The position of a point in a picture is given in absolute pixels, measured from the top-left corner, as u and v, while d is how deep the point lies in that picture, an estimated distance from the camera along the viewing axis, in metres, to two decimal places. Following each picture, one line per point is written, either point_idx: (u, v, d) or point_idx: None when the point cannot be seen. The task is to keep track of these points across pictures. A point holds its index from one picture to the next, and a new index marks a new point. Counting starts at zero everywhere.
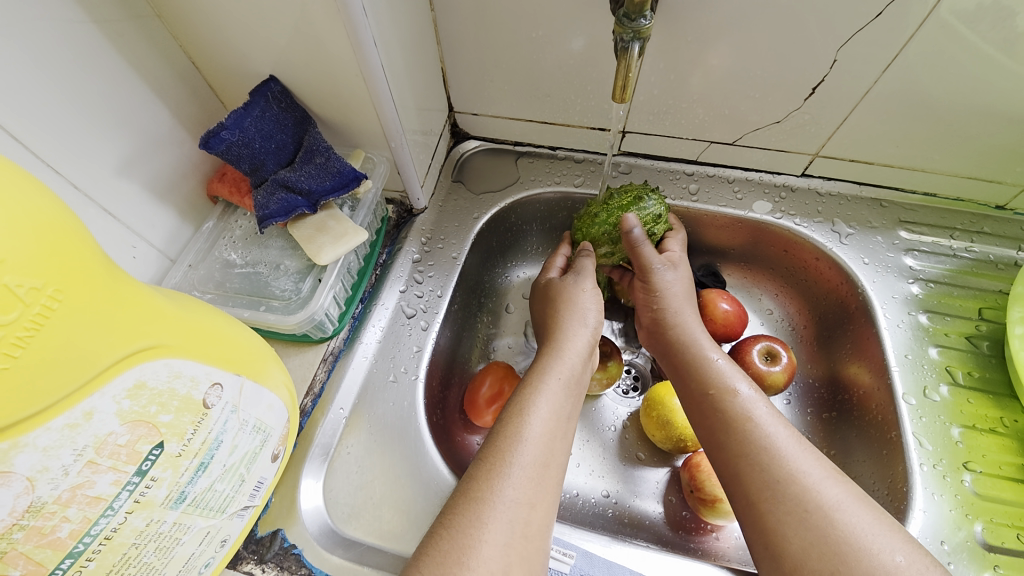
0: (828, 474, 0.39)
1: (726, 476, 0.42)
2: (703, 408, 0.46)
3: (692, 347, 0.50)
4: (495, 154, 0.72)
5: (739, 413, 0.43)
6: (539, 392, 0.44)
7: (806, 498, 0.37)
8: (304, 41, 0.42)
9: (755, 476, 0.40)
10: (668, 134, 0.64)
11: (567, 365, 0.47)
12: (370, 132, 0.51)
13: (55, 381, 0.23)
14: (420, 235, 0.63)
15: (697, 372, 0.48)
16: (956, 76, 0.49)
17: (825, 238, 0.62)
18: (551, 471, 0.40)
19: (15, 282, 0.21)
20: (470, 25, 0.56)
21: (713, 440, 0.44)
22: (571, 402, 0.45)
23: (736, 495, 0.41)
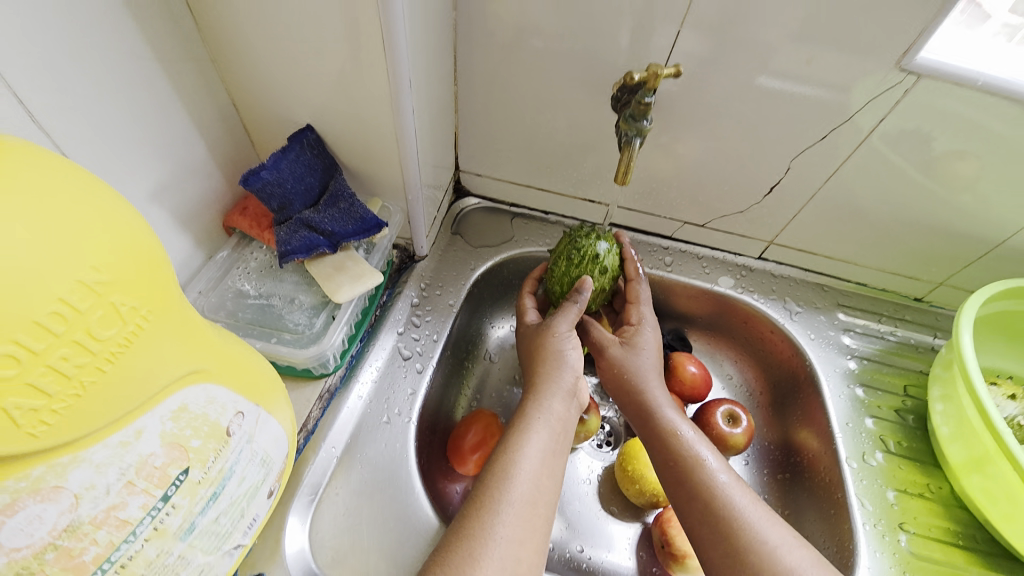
0: (787, 539, 0.43)
1: (694, 543, 0.46)
2: (671, 479, 0.49)
3: (660, 418, 0.52)
4: (493, 213, 0.78)
5: (704, 485, 0.47)
6: (526, 438, 0.45)
7: (766, 566, 0.41)
8: (354, 101, 0.47)
9: (721, 544, 0.44)
10: (649, 212, 0.73)
11: (553, 405, 0.48)
12: (391, 183, 0.55)
13: (124, 401, 0.24)
14: (420, 281, 0.66)
15: (668, 447, 0.50)
16: (881, 188, 0.61)
17: (778, 313, 0.71)
18: (540, 510, 0.42)
19: (121, 301, 0.22)
20: (489, 100, 0.64)
21: (684, 510, 0.47)
22: (559, 445, 0.46)
23: (707, 560, 0.45)
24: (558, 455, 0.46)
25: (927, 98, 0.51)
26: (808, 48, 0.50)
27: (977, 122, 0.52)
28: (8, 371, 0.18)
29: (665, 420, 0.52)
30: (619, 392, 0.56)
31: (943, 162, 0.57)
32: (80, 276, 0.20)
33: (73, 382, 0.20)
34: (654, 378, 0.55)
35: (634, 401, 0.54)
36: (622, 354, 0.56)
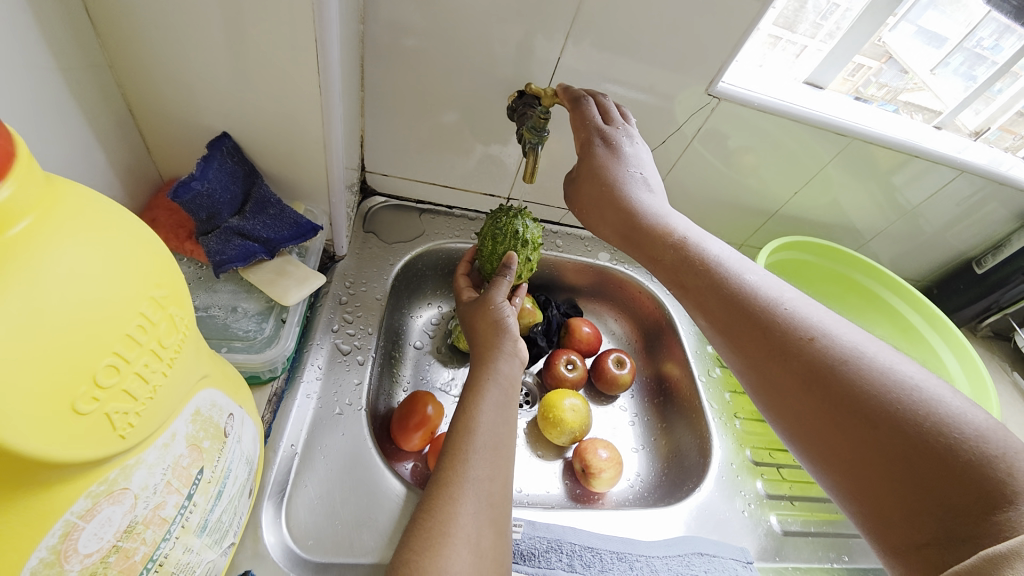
0: (867, 342, 0.40)
1: (770, 360, 0.42)
2: (724, 308, 0.46)
3: (658, 227, 0.51)
4: (400, 210, 0.82)
5: (766, 305, 0.44)
6: (482, 396, 0.54)
7: (852, 368, 0.39)
8: (278, 110, 0.49)
9: (795, 355, 0.41)
10: (539, 202, 0.86)
11: (501, 367, 0.57)
12: (314, 188, 0.57)
13: (173, 401, 0.27)
14: (344, 280, 0.68)
15: (676, 252, 0.49)
16: (701, 178, 0.83)
17: (643, 276, 0.90)
18: (502, 451, 0.51)
19: (174, 311, 0.26)
20: (397, 104, 0.69)
21: (751, 327, 0.44)
22: (509, 398, 0.55)
23: (786, 371, 0.41)
24: (511, 408, 0.55)
25: (726, 111, 0.72)
26: (650, 72, 0.67)
27: (755, 129, 0.75)
28: (113, 379, 0.22)
29: (665, 228, 0.51)
30: (603, 209, 0.55)
31: (737, 155, 0.79)
32: (148, 293, 0.24)
33: (149, 385, 0.24)
34: (642, 185, 0.54)
35: (625, 215, 0.53)
36: (601, 153, 0.53)
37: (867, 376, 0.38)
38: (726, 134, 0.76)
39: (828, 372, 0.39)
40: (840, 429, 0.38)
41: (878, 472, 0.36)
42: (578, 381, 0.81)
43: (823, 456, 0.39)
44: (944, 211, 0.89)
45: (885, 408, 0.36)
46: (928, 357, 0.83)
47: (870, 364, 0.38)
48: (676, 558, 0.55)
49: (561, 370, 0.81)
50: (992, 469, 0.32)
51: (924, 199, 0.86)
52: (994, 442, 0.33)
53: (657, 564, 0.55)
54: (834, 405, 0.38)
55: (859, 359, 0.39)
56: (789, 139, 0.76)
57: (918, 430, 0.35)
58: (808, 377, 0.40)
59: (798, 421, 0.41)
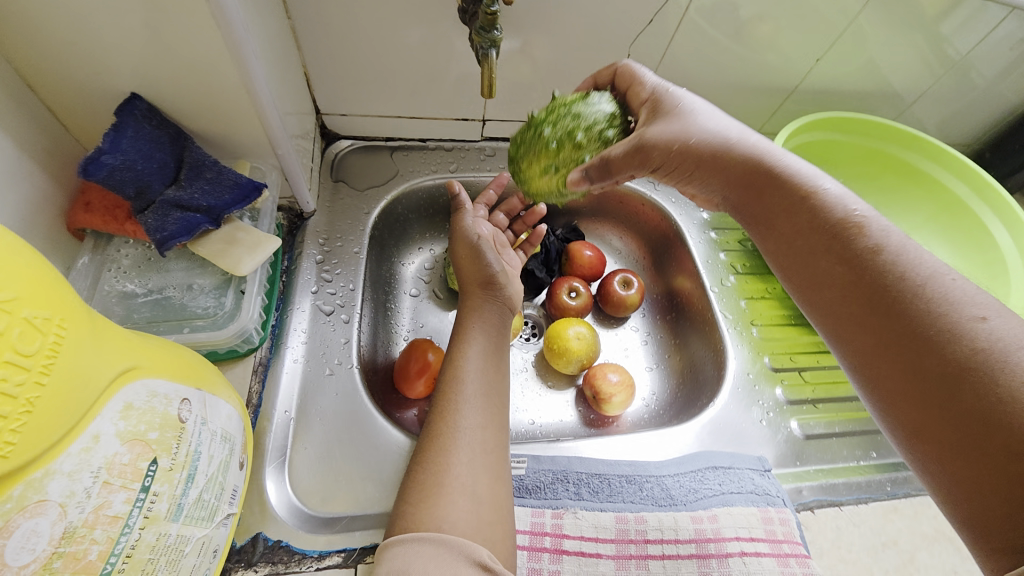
0: (1012, 323, 0.34)
1: (886, 326, 0.38)
2: (833, 270, 0.41)
3: (796, 180, 0.44)
4: (369, 152, 0.76)
5: (886, 269, 0.39)
6: (468, 344, 0.52)
7: (977, 355, 0.34)
8: (182, 55, 0.42)
9: (908, 330, 0.37)
10: (519, 119, 0.77)
11: (484, 314, 0.55)
12: (255, 141, 0.52)
13: (76, 407, 0.25)
14: (317, 237, 0.65)
15: (806, 204, 0.43)
16: (702, 60, 0.71)
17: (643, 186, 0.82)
18: (493, 397, 0.49)
19: (33, 314, 0.23)
20: (334, 30, 0.60)
21: (869, 289, 0.39)
22: (496, 343, 0.53)
23: (899, 343, 0.37)
24: (498, 352, 0.53)
25: None
26: None
27: None
28: None
29: (804, 182, 0.44)
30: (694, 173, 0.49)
31: (745, 23, 0.66)
32: None
33: (21, 401, 0.22)
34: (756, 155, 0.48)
35: (743, 174, 0.47)
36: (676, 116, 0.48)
37: (999, 367, 0.33)
38: None
39: (964, 352, 0.34)
40: (939, 411, 0.35)
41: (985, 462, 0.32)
42: (583, 308, 0.78)
43: (916, 433, 0.36)
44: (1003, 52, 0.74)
45: (1012, 407, 0.32)
46: (975, 234, 0.73)
47: (1023, 356, 0.33)
48: (689, 474, 0.54)
49: (564, 299, 0.77)
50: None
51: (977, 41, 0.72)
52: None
53: (668, 482, 0.53)
54: (949, 389, 0.34)
55: (1011, 349, 0.33)
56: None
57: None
58: (934, 351, 0.35)
59: (906, 391, 0.37)
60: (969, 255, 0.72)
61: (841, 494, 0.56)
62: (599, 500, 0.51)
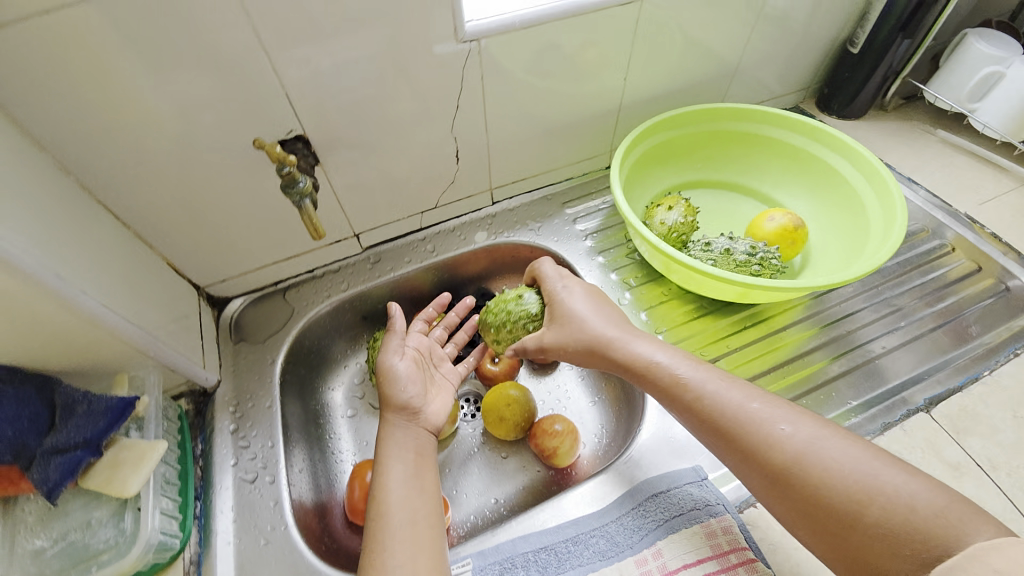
0: (807, 427, 0.49)
1: (756, 468, 0.49)
2: (703, 423, 0.53)
3: (641, 354, 0.58)
4: (263, 300, 0.78)
5: (725, 416, 0.51)
6: (389, 478, 0.54)
7: (810, 465, 0.46)
8: (14, 319, 0.46)
9: (769, 468, 0.48)
10: (388, 221, 0.81)
11: (399, 441, 0.57)
12: (122, 355, 0.55)
13: None
14: (228, 406, 0.66)
15: (653, 370, 0.57)
16: (523, 116, 0.76)
17: (528, 235, 0.85)
18: (422, 523, 0.50)
19: None
20: (177, 220, 0.64)
21: (726, 437, 0.51)
22: (419, 466, 0.56)
23: (775, 481, 0.48)
24: (421, 474, 0.55)
25: (494, 46, 0.65)
26: (388, 53, 0.60)
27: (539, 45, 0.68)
28: None
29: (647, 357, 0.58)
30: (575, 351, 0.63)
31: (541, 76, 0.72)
32: None
33: None
34: (630, 338, 0.60)
35: (617, 361, 0.59)
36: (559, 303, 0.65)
37: (823, 466, 0.46)
38: (513, 65, 0.69)
39: (807, 471, 0.46)
40: (817, 516, 0.45)
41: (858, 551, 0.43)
42: (509, 370, 0.79)
43: (810, 528, 0.46)
44: (773, 16, 0.82)
45: (844, 491, 0.44)
46: (824, 174, 0.77)
47: (830, 458, 0.46)
48: (630, 513, 0.55)
49: (489, 367, 0.79)
50: (941, 527, 0.41)
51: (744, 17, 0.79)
52: (932, 507, 0.42)
53: (612, 529, 0.54)
54: (813, 496, 0.46)
55: (830, 456, 0.46)
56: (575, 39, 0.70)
57: (869, 507, 0.43)
58: (788, 472, 0.47)
59: (786, 513, 0.48)
60: (827, 197, 0.77)
61: None
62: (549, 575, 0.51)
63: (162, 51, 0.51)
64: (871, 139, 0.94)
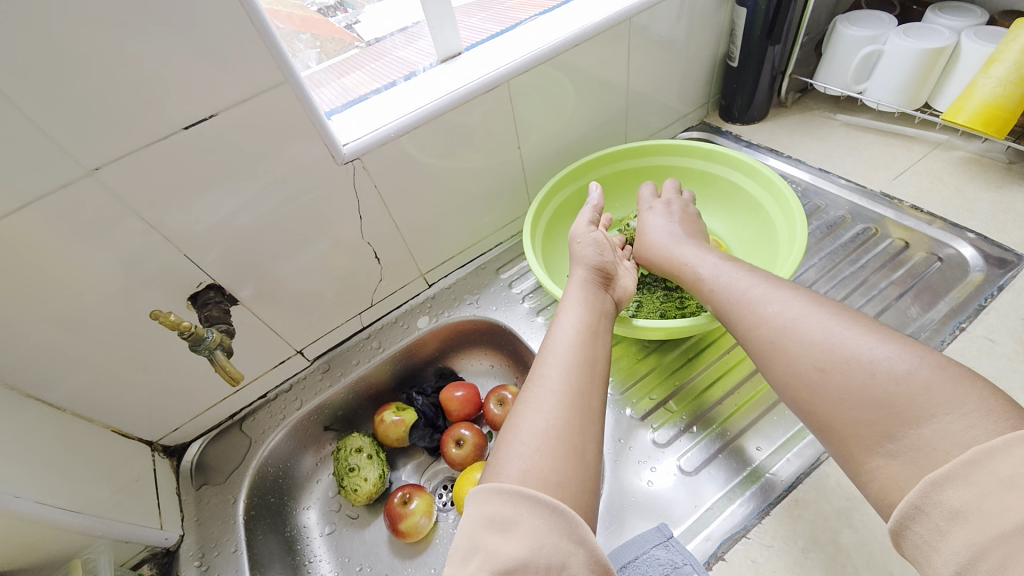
0: (836, 326, 0.48)
1: (757, 358, 0.53)
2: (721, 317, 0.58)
3: (679, 267, 0.66)
4: (220, 437, 0.79)
5: (739, 304, 0.56)
6: (504, 461, 0.45)
7: (808, 348, 0.48)
8: None
9: (766, 351, 0.51)
10: (328, 330, 0.82)
11: (536, 426, 0.47)
12: (68, 542, 0.55)
13: None
14: (193, 560, 0.66)
15: (681, 270, 0.65)
16: (429, 205, 0.79)
17: (468, 310, 0.87)
18: (541, 518, 0.40)
19: None
20: (111, 390, 0.66)
21: (733, 326, 0.56)
22: (549, 448, 0.45)
23: (772, 367, 0.51)
24: (555, 461, 0.44)
25: (378, 156, 0.69)
26: (276, 190, 0.64)
27: (421, 143, 0.72)
28: None
29: (689, 270, 0.64)
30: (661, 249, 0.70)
31: (437, 167, 0.75)
32: None
33: None
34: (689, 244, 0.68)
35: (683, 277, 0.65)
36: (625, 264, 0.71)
37: (835, 352, 0.46)
38: (403, 166, 0.72)
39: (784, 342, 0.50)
40: (824, 397, 0.45)
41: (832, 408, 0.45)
42: (476, 450, 0.79)
43: (812, 414, 0.47)
44: (643, 57, 0.86)
45: (844, 369, 0.45)
46: (729, 189, 0.80)
47: (835, 343, 0.46)
48: None
49: (454, 452, 0.79)
50: (910, 397, 0.41)
51: (614, 65, 0.84)
52: (902, 377, 0.42)
53: None
54: (819, 381, 0.46)
55: (812, 328, 0.49)
56: (455, 129, 0.74)
57: (832, 377, 0.45)
58: (770, 346, 0.51)
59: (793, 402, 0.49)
60: (740, 211, 0.79)
61: (744, 519, 0.54)
62: None
63: (54, 254, 0.54)
64: (778, 139, 0.97)
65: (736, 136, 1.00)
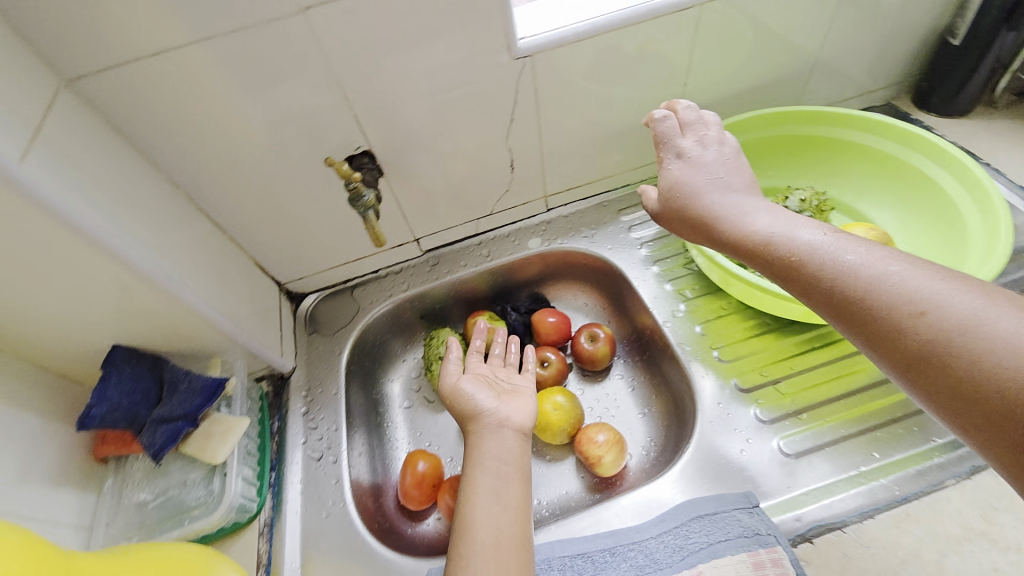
0: (980, 298, 0.35)
1: (871, 344, 0.40)
2: (822, 295, 0.43)
3: (776, 237, 0.48)
4: (333, 297, 0.86)
5: (855, 293, 0.41)
6: (477, 488, 0.56)
7: (942, 318, 0.36)
8: (130, 307, 0.55)
9: (892, 343, 0.38)
10: (447, 227, 0.85)
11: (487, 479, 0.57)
12: (218, 341, 0.64)
13: None
14: (301, 391, 0.74)
15: (775, 249, 0.48)
16: (578, 125, 0.77)
17: (581, 243, 0.85)
18: (504, 543, 0.53)
19: None
20: (262, 226, 0.73)
21: (847, 306, 0.41)
22: (506, 485, 0.56)
23: (887, 351, 0.38)
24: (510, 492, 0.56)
25: (548, 60, 0.67)
26: (447, 72, 0.64)
27: (592, 57, 0.69)
28: None
29: (783, 242, 0.47)
30: (692, 231, 0.58)
31: (600, 85, 0.72)
32: None
33: None
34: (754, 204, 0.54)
35: (776, 266, 0.47)
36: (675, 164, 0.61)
37: (975, 349, 0.33)
38: (568, 77, 0.70)
39: (869, 299, 0.40)
40: (974, 418, 0.33)
41: (961, 394, 0.33)
42: (558, 375, 0.81)
43: (929, 394, 0.36)
44: (853, 11, 0.76)
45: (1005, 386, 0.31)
46: (918, 182, 0.71)
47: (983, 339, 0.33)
48: (673, 532, 0.53)
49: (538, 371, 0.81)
50: None
51: (819, 12, 0.74)
52: None
53: (651, 546, 0.53)
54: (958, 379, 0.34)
55: (916, 290, 0.38)
56: (629, 48, 0.70)
57: (978, 354, 0.33)
58: (859, 297, 0.40)
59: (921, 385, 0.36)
60: (922, 208, 0.71)
61: (844, 513, 0.53)
62: None
63: (253, 86, 0.58)
64: (976, 143, 0.84)
65: (928, 127, 0.87)
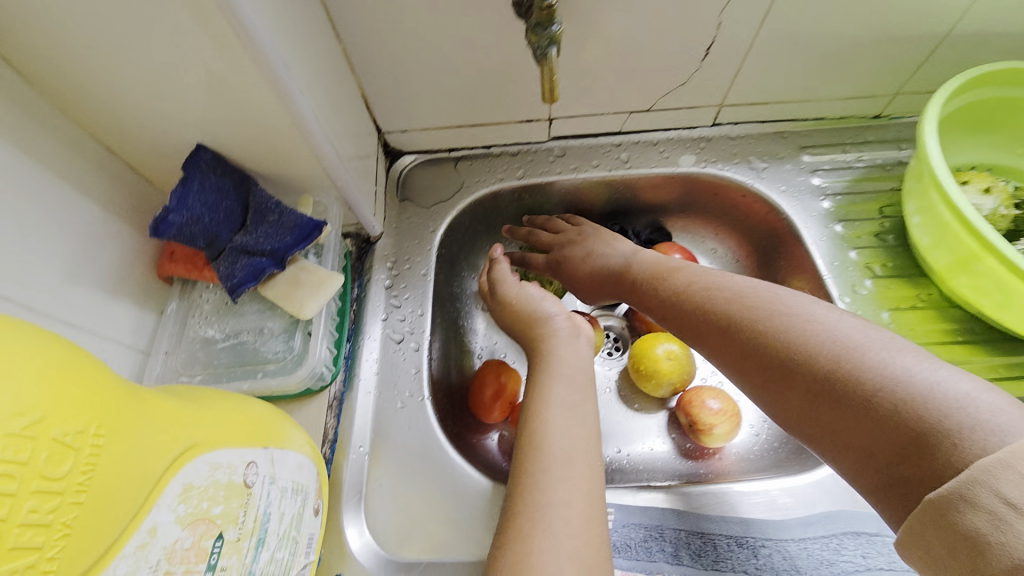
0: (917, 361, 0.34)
1: (778, 400, 0.39)
2: (729, 344, 0.43)
3: (690, 291, 0.48)
4: (433, 164, 0.72)
5: (771, 342, 0.40)
6: (550, 397, 0.47)
7: (863, 381, 0.35)
8: (222, 100, 0.41)
9: (801, 400, 0.38)
10: (590, 112, 0.68)
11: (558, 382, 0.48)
12: (313, 177, 0.51)
13: (130, 491, 0.26)
14: (386, 261, 0.64)
15: (694, 297, 0.48)
16: (825, 10, 0.55)
17: (745, 175, 0.68)
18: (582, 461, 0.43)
19: (62, 432, 0.23)
20: (381, 46, 0.57)
21: (750, 358, 0.41)
22: (575, 390, 0.48)
23: (798, 406, 0.38)
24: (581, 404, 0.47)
25: None
26: None
27: None
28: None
29: (704, 286, 0.48)
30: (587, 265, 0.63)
31: None
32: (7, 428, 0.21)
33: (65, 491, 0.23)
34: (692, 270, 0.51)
35: (679, 310, 0.49)
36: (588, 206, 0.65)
37: (889, 413, 0.33)
38: None
39: (838, 375, 0.36)
40: (889, 474, 0.32)
41: (888, 457, 0.33)
42: None
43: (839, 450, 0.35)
44: None
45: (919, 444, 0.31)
46: None
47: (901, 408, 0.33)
48: (820, 541, 0.47)
49: None
50: None
51: None
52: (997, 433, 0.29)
53: (791, 549, 0.47)
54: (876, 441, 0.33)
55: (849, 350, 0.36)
56: None
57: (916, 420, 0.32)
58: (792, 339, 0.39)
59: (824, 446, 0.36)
60: None
61: None
62: (703, 564, 0.47)
63: None
64: None
65: None
